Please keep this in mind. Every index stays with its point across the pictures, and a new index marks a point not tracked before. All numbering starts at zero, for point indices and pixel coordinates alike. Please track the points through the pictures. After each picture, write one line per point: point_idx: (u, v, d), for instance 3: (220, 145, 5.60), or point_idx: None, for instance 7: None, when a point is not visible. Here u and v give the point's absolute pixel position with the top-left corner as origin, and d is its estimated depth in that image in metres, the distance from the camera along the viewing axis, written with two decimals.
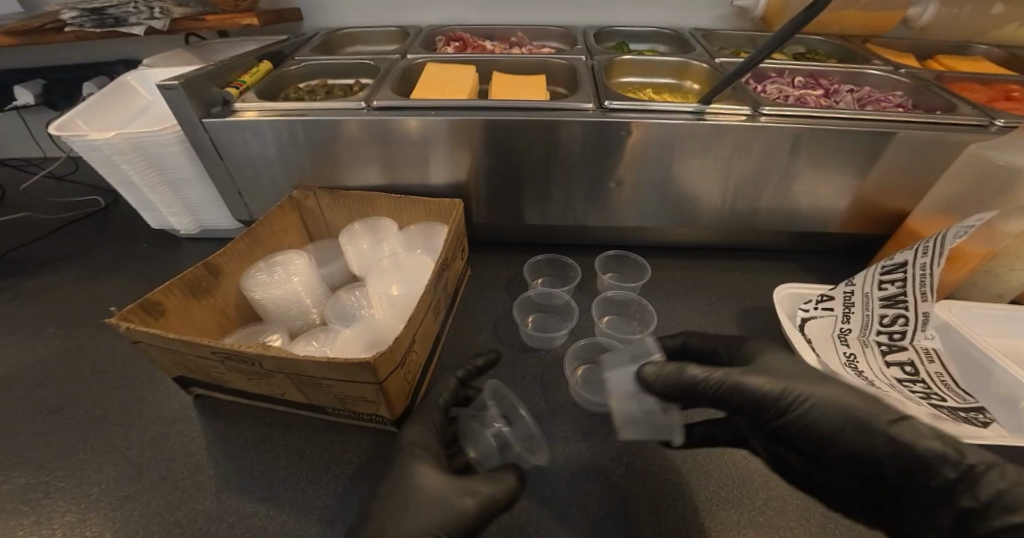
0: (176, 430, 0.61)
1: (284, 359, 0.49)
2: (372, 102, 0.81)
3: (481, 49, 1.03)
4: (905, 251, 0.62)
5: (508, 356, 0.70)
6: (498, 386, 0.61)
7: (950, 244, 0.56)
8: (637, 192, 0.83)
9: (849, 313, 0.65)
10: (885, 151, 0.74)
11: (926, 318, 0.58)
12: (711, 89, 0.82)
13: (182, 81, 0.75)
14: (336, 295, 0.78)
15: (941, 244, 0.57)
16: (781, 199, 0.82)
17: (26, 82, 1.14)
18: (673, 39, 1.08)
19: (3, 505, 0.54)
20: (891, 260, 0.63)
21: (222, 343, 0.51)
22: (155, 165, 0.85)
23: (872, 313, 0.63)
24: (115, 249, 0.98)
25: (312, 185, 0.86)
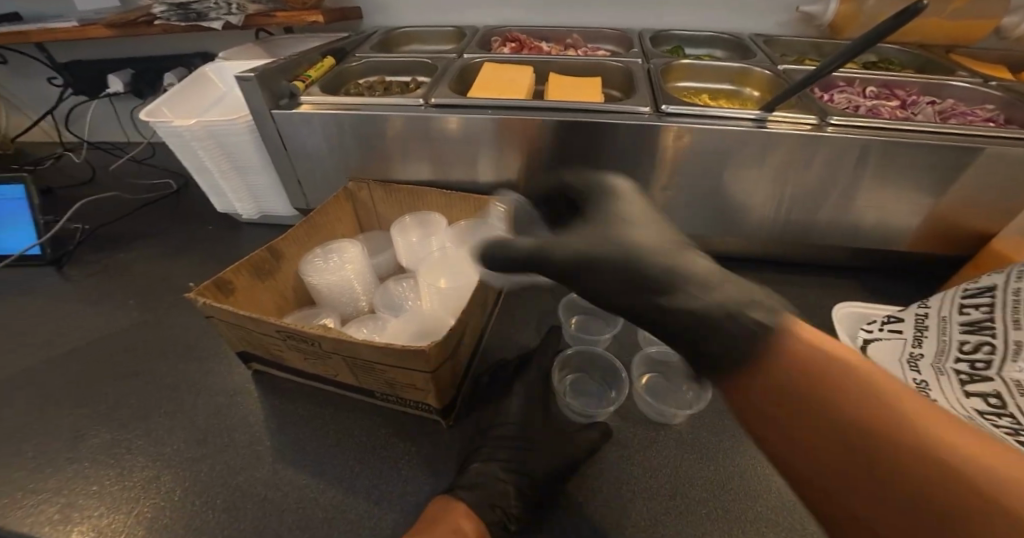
0: (237, 402, 0.65)
1: (342, 342, 0.52)
2: (430, 99, 0.83)
3: (538, 51, 1.04)
4: (994, 275, 0.58)
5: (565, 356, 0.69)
6: (563, 358, 0.67)
7: None
8: (691, 198, 0.82)
9: (921, 337, 0.63)
10: (970, 167, 0.70)
11: (1016, 348, 0.53)
12: (775, 97, 0.79)
13: (257, 74, 0.80)
14: (385, 286, 0.80)
15: None
16: (843, 212, 0.78)
17: (116, 72, 1.24)
18: (731, 44, 1.05)
19: (88, 456, 0.59)
20: (977, 284, 0.60)
21: (287, 323, 0.53)
22: (228, 152, 0.91)
23: (949, 338, 0.60)
24: (186, 230, 1.06)
25: (367, 177, 0.89)
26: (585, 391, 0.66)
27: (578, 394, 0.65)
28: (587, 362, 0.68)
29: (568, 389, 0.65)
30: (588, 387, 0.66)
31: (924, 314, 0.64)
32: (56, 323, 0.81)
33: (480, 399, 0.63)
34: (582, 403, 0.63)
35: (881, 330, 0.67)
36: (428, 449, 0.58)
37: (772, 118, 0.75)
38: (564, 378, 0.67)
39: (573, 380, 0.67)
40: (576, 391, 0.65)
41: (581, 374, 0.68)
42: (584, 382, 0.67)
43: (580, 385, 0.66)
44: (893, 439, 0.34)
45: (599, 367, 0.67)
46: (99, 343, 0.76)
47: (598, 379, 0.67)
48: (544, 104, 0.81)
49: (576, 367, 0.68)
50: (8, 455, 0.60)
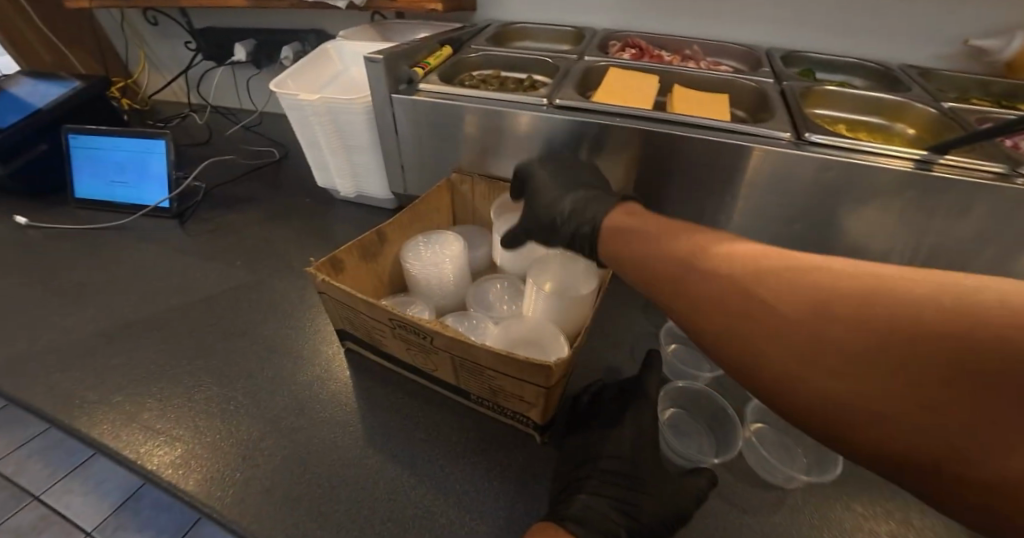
0: (332, 377, 0.66)
1: (458, 342, 0.50)
2: (552, 100, 0.81)
3: (659, 60, 1.00)
4: None
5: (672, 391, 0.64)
6: (669, 390, 0.63)
7: None
8: (816, 235, 0.75)
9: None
10: None
11: None
12: (948, 139, 0.70)
13: (385, 56, 0.81)
14: (481, 284, 0.77)
15: None
16: (1005, 272, 0.69)
17: (243, 43, 1.32)
18: (874, 73, 0.97)
19: (197, 406, 0.62)
20: None
21: (403, 314, 0.52)
22: (343, 130, 0.93)
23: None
24: (289, 200, 1.10)
25: (472, 171, 0.89)
26: (688, 430, 0.62)
27: (681, 434, 0.61)
28: (692, 400, 0.63)
29: (670, 426, 0.62)
30: (691, 426, 0.62)
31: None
32: (175, 275, 0.87)
33: (576, 419, 0.60)
34: (685, 446, 0.60)
35: None
36: (523, 461, 0.55)
37: (942, 161, 0.67)
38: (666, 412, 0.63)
39: (675, 416, 0.63)
40: (681, 432, 0.61)
41: (684, 410, 0.63)
42: (688, 420, 0.63)
43: (682, 424, 0.62)
44: (737, 265, 0.40)
45: (706, 406, 0.62)
46: (213, 298, 0.81)
47: (703, 419, 0.62)
48: (675, 116, 0.76)
49: (680, 401, 0.64)
50: (130, 393, 0.64)
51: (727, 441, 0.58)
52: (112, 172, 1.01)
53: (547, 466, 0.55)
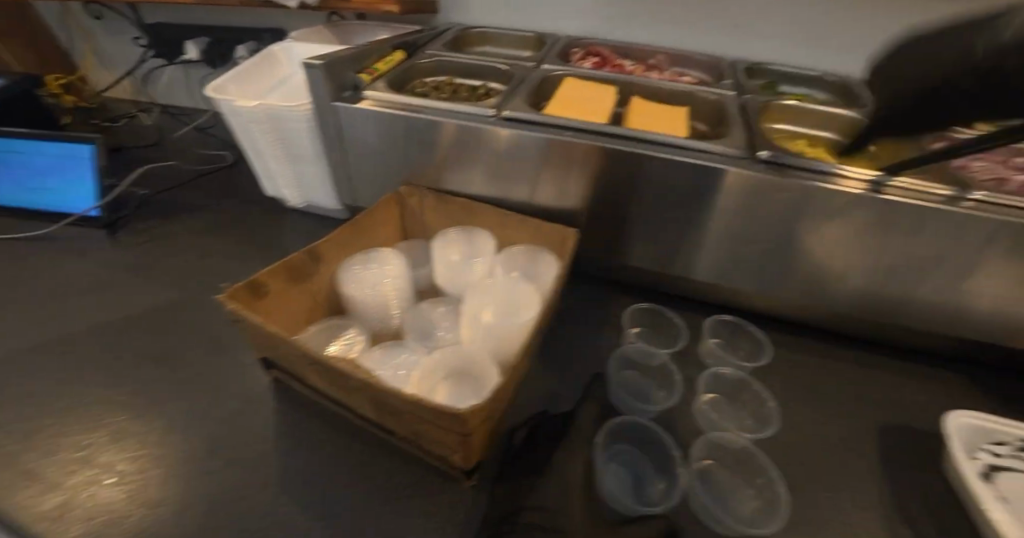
0: (252, 411, 0.61)
1: (371, 383, 0.46)
2: (501, 111, 0.77)
3: (620, 69, 0.97)
4: None
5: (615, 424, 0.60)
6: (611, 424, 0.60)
7: None
8: (771, 256, 0.73)
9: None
10: None
11: None
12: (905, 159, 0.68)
13: (324, 62, 0.76)
14: (420, 306, 0.74)
15: None
16: (961, 295, 0.67)
17: (193, 40, 1.25)
18: (837, 87, 0.96)
19: (96, 444, 0.57)
20: None
21: (315, 351, 0.49)
22: (285, 138, 0.87)
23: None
24: (235, 208, 1.04)
25: (421, 184, 0.85)
26: (632, 467, 0.58)
27: (623, 472, 0.57)
28: (638, 435, 0.60)
29: (612, 461, 0.57)
30: (634, 462, 0.58)
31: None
32: (98, 291, 0.80)
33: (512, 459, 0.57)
34: (627, 487, 0.55)
35: (1016, 453, 0.54)
36: (450, 509, 0.52)
37: (892, 182, 0.65)
38: (608, 447, 0.59)
39: (618, 451, 0.59)
40: (621, 468, 0.57)
41: (627, 444, 0.60)
42: (631, 456, 0.59)
43: (626, 459, 0.58)
44: None
45: (651, 443, 0.60)
46: (136, 317, 0.75)
47: (647, 456, 0.59)
48: (627, 131, 0.73)
49: (624, 434, 0.61)
50: (25, 429, 0.58)
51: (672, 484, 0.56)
52: (35, 178, 0.93)
53: (475, 515, 0.51)
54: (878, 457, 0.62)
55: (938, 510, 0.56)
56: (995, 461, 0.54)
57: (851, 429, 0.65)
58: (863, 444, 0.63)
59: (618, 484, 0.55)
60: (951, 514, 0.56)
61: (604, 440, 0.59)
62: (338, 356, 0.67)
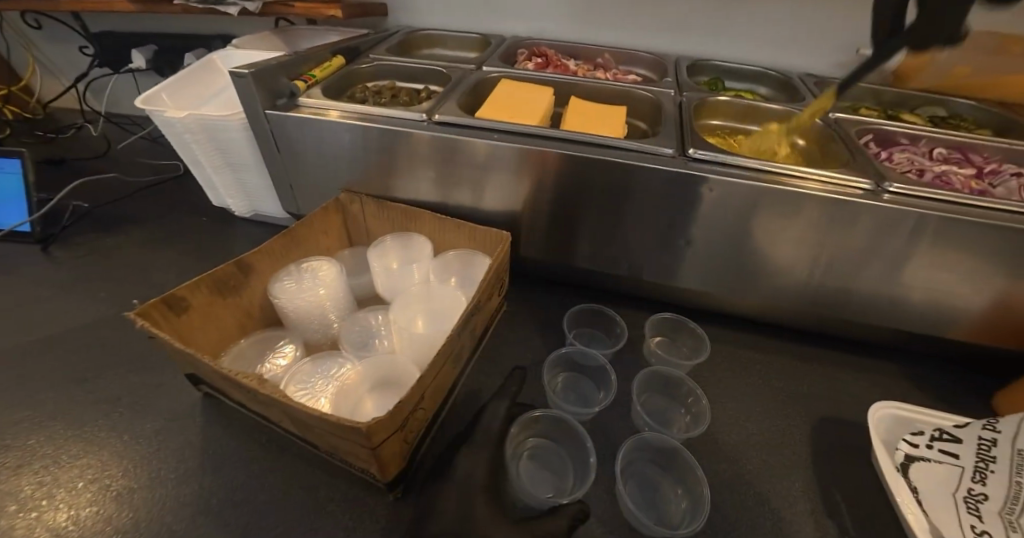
0: (177, 429, 0.60)
1: (277, 400, 0.46)
2: (433, 115, 0.77)
3: (563, 69, 0.96)
4: None
5: (529, 420, 0.61)
6: (523, 420, 0.60)
7: None
8: (706, 253, 0.73)
9: (985, 472, 0.51)
10: None
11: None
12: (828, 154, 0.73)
13: (252, 71, 0.74)
14: (357, 315, 0.74)
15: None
16: (887, 287, 0.69)
17: (139, 49, 1.20)
18: (778, 83, 0.99)
19: (8, 470, 0.55)
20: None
21: (224, 368, 0.48)
22: (223, 148, 0.85)
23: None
24: (179, 219, 1.02)
25: (362, 191, 0.83)
26: (545, 465, 0.59)
27: (538, 470, 0.58)
28: (553, 428, 0.61)
29: (527, 460, 0.59)
30: (551, 458, 0.60)
31: (990, 442, 0.52)
32: (26, 311, 0.78)
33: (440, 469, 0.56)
34: (540, 484, 0.57)
35: (930, 447, 0.56)
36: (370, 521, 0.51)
37: (811, 176, 0.67)
38: (524, 446, 0.60)
39: (533, 448, 0.60)
40: (535, 465, 0.59)
41: (544, 440, 0.61)
42: (547, 452, 0.60)
43: (540, 456, 0.59)
44: None
45: (565, 435, 0.61)
46: (64, 335, 0.73)
47: (562, 450, 0.60)
48: (559, 132, 0.74)
49: (541, 428, 0.62)
50: None
51: (582, 475, 0.57)
52: None
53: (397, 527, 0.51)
54: (804, 451, 0.63)
55: (854, 503, 0.58)
56: (912, 452, 0.57)
57: (781, 423, 0.66)
58: (791, 439, 0.65)
59: (531, 481, 0.57)
60: (865, 507, 0.58)
61: (517, 439, 0.60)
62: (273, 369, 0.66)
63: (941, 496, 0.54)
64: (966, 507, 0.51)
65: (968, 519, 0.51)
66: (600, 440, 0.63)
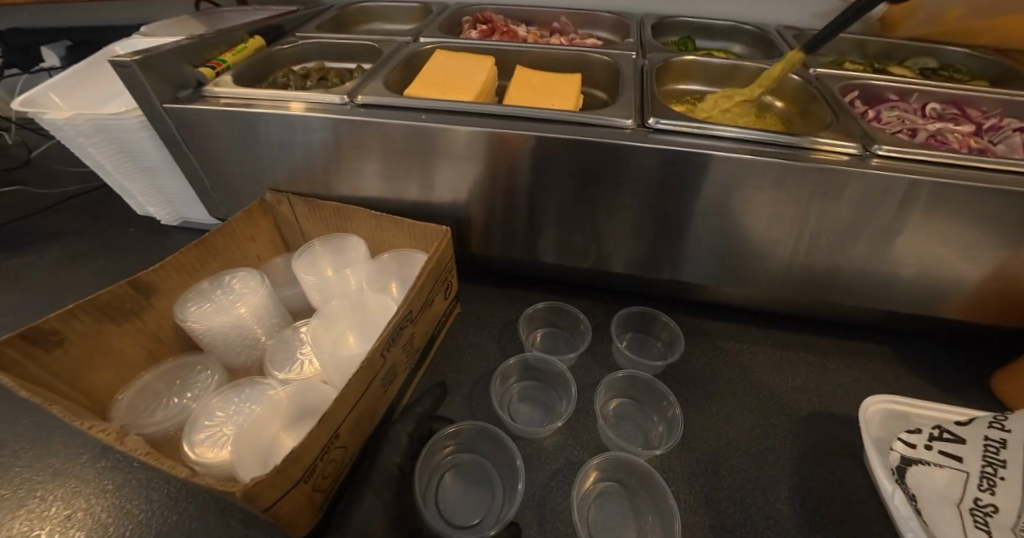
0: (70, 480, 0.52)
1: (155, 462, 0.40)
2: (355, 97, 0.67)
3: (512, 36, 0.86)
4: None
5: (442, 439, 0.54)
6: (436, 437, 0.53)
7: None
8: (674, 237, 0.65)
9: (994, 479, 0.41)
10: None
11: None
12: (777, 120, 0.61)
13: (139, 58, 0.63)
14: (288, 332, 0.65)
15: None
16: (877, 264, 0.60)
17: (51, 44, 1.08)
18: (753, 38, 0.90)
19: None
20: None
21: (91, 429, 0.41)
22: (126, 150, 0.75)
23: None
24: (100, 231, 0.92)
25: (289, 189, 0.73)
26: (470, 482, 0.53)
27: (457, 492, 0.52)
28: (476, 440, 0.55)
29: (446, 482, 0.53)
30: (475, 475, 0.53)
31: (999, 444, 0.42)
32: None
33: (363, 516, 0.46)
34: (460, 511, 0.50)
35: (929, 448, 0.46)
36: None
37: (786, 144, 0.59)
38: (441, 466, 0.54)
39: (455, 464, 0.54)
40: (459, 483, 0.53)
41: (465, 455, 0.55)
42: (471, 467, 0.54)
43: (463, 475, 0.53)
44: None
45: (490, 447, 0.55)
46: None
47: (487, 461, 0.54)
48: (501, 108, 0.64)
49: (459, 442, 0.55)
50: None
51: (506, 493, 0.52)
52: None
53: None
54: (791, 456, 0.56)
55: (845, 515, 0.51)
56: (909, 454, 0.47)
57: (765, 426, 0.59)
58: (775, 443, 0.57)
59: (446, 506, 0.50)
60: (858, 520, 0.51)
61: (431, 459, 0.53)
62: (185, 403, 0.58)
63: (938, 505, 0.44)
64: (972, 520, 0.42)
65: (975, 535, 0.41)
66: (558, 459, 0.55)
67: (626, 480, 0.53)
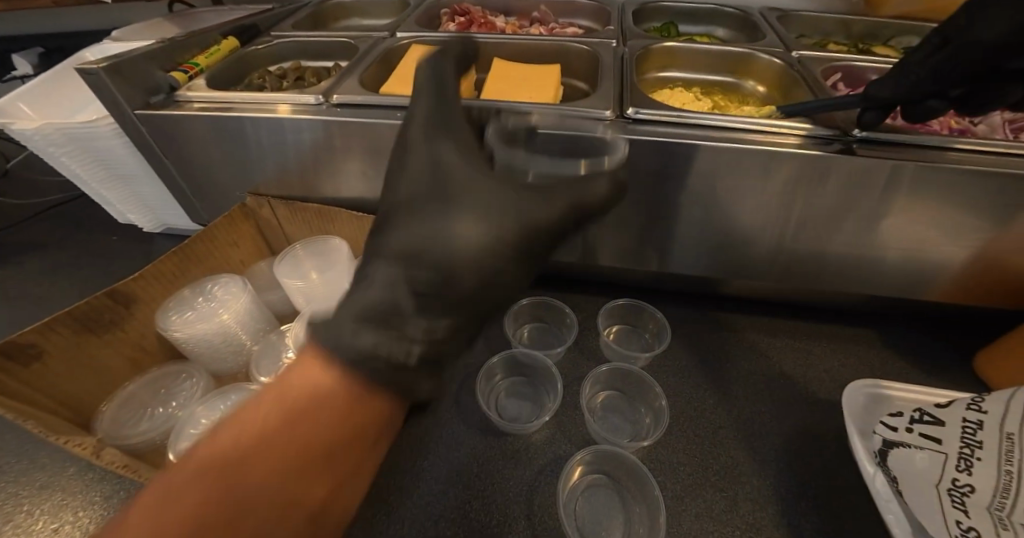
0: (57, 494, 0.52)
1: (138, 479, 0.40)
2: (331, 97, 0.66)
3: (490, 27, 0.85)
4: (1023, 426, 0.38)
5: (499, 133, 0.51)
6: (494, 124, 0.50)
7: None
8: (658, 228, 0.64)
9: (970, 460, 0.40)
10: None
11: (1013, 519, 0.36)
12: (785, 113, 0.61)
13: (106, 65, 0.62)
14: (274, 338, 0.65)
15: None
16: (861, 248, 0.60)
17: (22, 52, 1.05)
18: (736, 22, 0.89)
19: None
20: None
21: (73, 447, 0.41)
22: (101, 159, 0.73)
23: (1017, 473, 0.37)
24: (83, 240, 0.91)
25: (271, 192, 0.72)
26: (520, 396, 0.62)
27: (511, 403, 0.61)
28: (518, 368, 0.64)
29: (501, 398, 0.61)
30: (524, 392, 0.62)
31: (976, 425, 0.41)
32: None
33: (443, 226, 0.36)
34: (516, 415, 0.60)
35: (911, 431, 0.45)
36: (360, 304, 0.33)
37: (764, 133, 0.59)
38: (497, 389, 0.62)
39: (509, 387, 0.63)
40: (513, 396, 0.62)
41: (513, 379, 0.64)
42: (519, 387, 0.63)
43: (517, 392, 0.62)
44: None
45: (540, 375, 0.63)
46: None
47: (531, 386, 0.63)
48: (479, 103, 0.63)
49: (506, 371, 0.64)
50: None
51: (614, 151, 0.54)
52: None
53: (405, 302, 0.34)
54: (778, 443, 0.56)
55: (829, 499, 0.51)
56: (892, 437, 0.47)
57: (752, 413, 0.59)
58: (762, 430, 0.57)
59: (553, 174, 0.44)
60: (844, 504, 0.51)
61: (489, 382, 0.62)
62: (170, 414, 0.58)
63: (920, 487, 0.43)
64: (950, 501, 0.41)
65: (952, 514, 0.41)
66: (546, 454, 0.55)
67: (617, 473, 0.53)
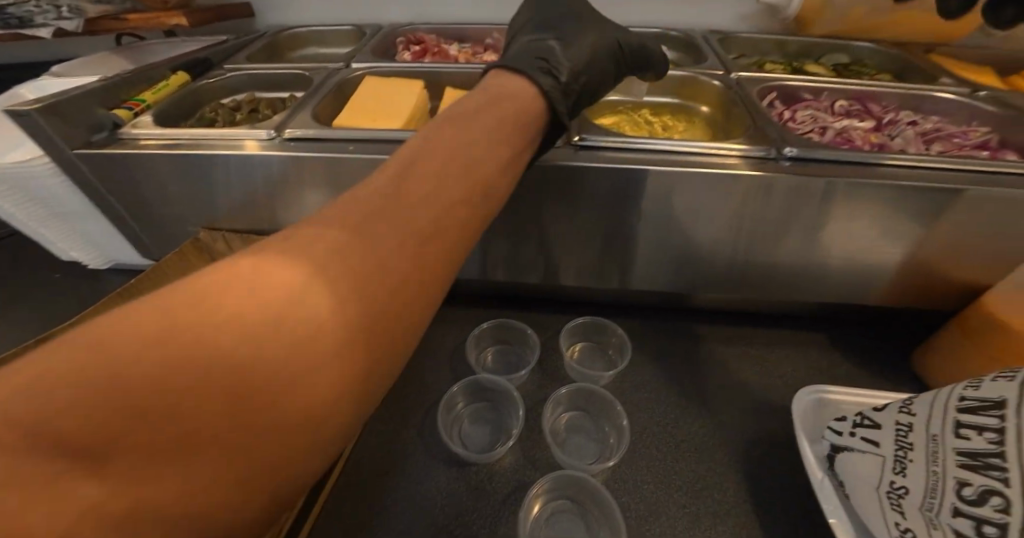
0: None
1: None
2: (283, 130, 0.66)
3: (443, 55, 0.88)
4: (948, 427, 0.39)
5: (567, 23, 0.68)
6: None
7: (952, 430, 0.39)
8: (612, 248, 0.66)
9: (904, 462, 0.42)
10: (944, 213, 0.57)
11: (941, 518, 0.38)
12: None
13: (41, 106, 0.60)
14: None
15: (947, 421, 0.40)
16: (803, 258, 0.63)
17: None
18: (679, 45, 0.93)
19: None
20: (962, 433, 0.38)
21: None
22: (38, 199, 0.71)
23: (943, 473, 0.38)
24: (22, 281, 0.87)
25: (225, 226, 0.71)
26: (484, 423, 0.62)
27: (475, 431, 0.60)
28: (482, 393, 0.64)
29: (465, 426, 0.61)
30: (488, 417, 0.62)
31: (907, 428, 0.43)
32: None
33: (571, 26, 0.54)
34: (479, 443, 0.59)
35: (854, 435, 0.48)
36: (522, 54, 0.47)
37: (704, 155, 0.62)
38: (460, 416, 0.62)
39: (472, 413, 0.63)
40: (476, 422, 0.61)
41: (475, 406, 0.63)
42: (482, 413, 0.63)
43: (480, 418, 0.62)
44: None
45: (503, 400, 0.63)
46: None
47: (495, 411, 0.63)
48: None
49: (469, 397, 0.64)
50: None
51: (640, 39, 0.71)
52: None
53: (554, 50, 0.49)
54: (736, 453, 0.57)
55: (785, 507, 0.53)
56: (838, 442, 0.49)
57: (711, 425, 0.60)
58: (721, 442, 0.59)
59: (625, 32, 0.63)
60: (799, 512, 0.52)
61: (450, 410, 0.62)
62: None
63: (864, 490, 0.45)
64: (889, 503, 0.43)
65: (892, 516, 0.42)
66: (511, 481, 0.55)
67: (581, 496, 0.53)
